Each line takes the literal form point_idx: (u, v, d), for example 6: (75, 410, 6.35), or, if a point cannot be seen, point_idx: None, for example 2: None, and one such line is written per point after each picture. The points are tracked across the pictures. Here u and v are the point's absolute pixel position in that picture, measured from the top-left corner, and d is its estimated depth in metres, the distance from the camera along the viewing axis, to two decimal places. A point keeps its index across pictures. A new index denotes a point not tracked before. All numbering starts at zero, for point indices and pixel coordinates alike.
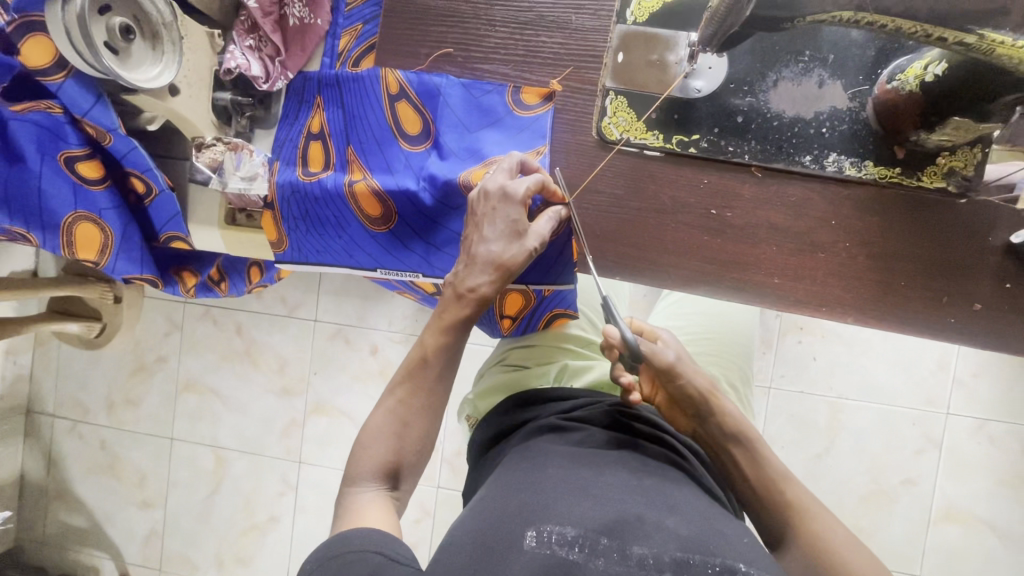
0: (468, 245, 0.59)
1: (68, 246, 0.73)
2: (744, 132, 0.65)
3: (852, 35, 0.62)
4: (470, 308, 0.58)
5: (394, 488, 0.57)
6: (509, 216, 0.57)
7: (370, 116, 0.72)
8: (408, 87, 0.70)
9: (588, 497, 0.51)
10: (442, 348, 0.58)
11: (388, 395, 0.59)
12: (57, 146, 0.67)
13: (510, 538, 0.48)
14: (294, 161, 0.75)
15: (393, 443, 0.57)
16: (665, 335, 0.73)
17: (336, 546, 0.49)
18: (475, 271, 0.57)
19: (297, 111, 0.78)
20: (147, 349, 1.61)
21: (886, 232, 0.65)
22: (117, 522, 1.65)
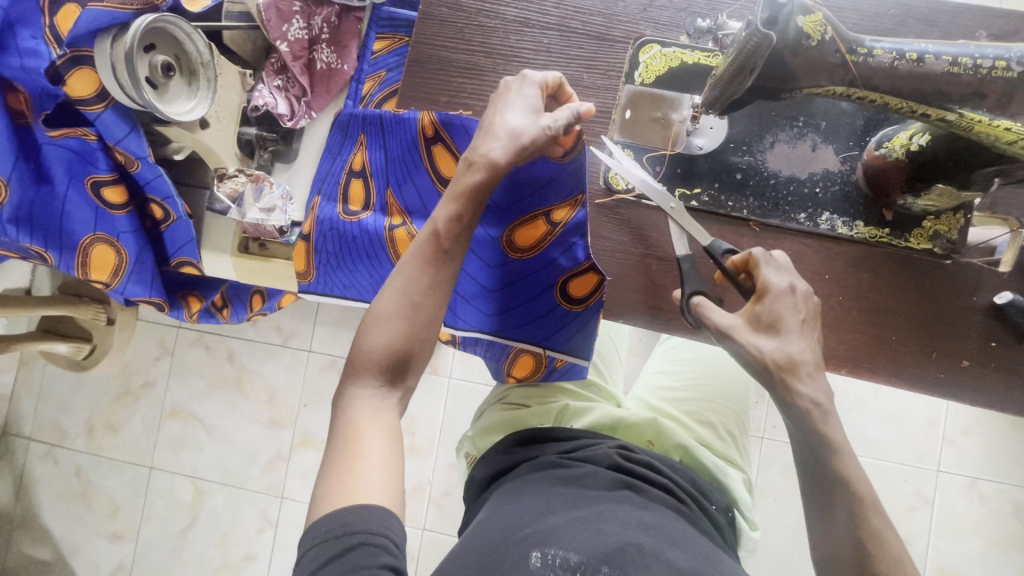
0: (486, 122, 0.58)
1: (82, 267, 0.73)
2: (743, 188, 0.69)
3: (843, 106, 0.68)
4: (480, 174, 0.55)
5: (399, 383, 0.53)
6: (528, 97, 0.58)
7: (409, 160, 0.71)
8: (443, 130, 0.67)
9: (593, 528, 0.53)
10: (453, 219, 0.55)
11: (395, 276, 0.54)
12: (85, 170, 0.70)
13: (516, 558, 0.51)
14: (335, 197, 0.76)
15: (400, 328, 0.52)
16: (773, 283, 0.51)
17: (335, 540, 0.44)
18: (491, 139, 0.56)
19: (341, 146, 0.77)
20: (135, 373, 1.59)
21: (875, 290, 0.69)
22: (83, 556, 1.58)
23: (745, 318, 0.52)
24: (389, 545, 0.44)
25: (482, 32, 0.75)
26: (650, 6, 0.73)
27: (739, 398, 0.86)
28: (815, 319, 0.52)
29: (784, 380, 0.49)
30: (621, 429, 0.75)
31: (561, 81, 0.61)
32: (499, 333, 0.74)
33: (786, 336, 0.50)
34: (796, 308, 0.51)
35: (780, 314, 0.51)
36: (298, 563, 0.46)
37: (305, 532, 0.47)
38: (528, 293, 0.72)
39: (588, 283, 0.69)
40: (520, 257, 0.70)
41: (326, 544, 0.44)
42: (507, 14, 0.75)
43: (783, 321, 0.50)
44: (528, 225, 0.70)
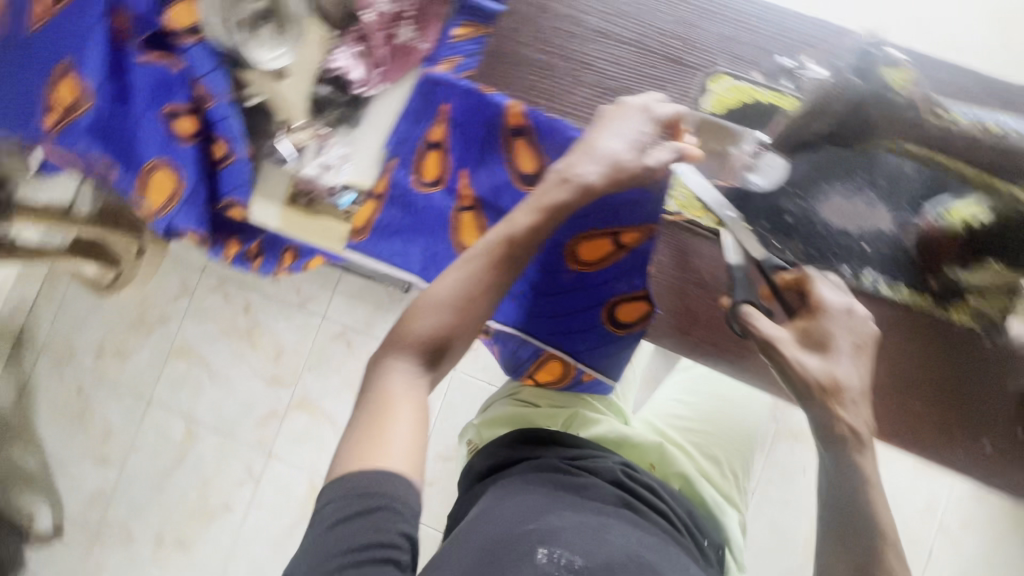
0: (585, 141, 0.59)
1: (140, 189, 0.76)
2: (791, 232, 0.69)
3: (906, 165, 0.65)
4: (569, 193, 0.56)
5: (435, 368, 0.51)
6: (632, 126, 0.58)
7: (489, 147, 0.75)
8: (529, 125, 0.73)
9: (599, 537, 0.54)
10: (532, 228, 0.54)
11: (459, 265, 0.53)
12: (166, 97, 0.72)
13: (523, 551, 0.52)
14: (409, 164, 0.77)
15: (453, 317, 0.51)
16: (829, 304, 0.56)
17: (357, 499, 0.44)
18: (585, 161, 0.57)
19: (420, 110, 0.76)
20: (153, 306, 1.62)
21: (907, 360, 0.68)
22: (69, 472, 1.61)
23: (794, 333, 0.56)
24: (406, 512, 0.44)
25: (562, 36, 0.77)
26: (731, 40, 0.73)
27: (755, 427, 0.87)
28: (867, 346, 0.56)
29: (825, 405, 0.53)
30: (625, 446, 0.76)
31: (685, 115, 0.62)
32: (528, 336, 0.73)
33: (834, 355, 0.54)
34: (850, 330, 0.55)
35: (832, 332, 0.55)
36: (314, 514, 0.45)
37: (326, 484, 0.46)
38: (578, 303, 0.71)
39: (638, 310, 0.70)
40: (580, 268, 0.70)
41: (347, 502, 0.44)
42: (588, 23, 0.76)
43: (834, 340, 0.55)
44: (595, 242, 0.68)
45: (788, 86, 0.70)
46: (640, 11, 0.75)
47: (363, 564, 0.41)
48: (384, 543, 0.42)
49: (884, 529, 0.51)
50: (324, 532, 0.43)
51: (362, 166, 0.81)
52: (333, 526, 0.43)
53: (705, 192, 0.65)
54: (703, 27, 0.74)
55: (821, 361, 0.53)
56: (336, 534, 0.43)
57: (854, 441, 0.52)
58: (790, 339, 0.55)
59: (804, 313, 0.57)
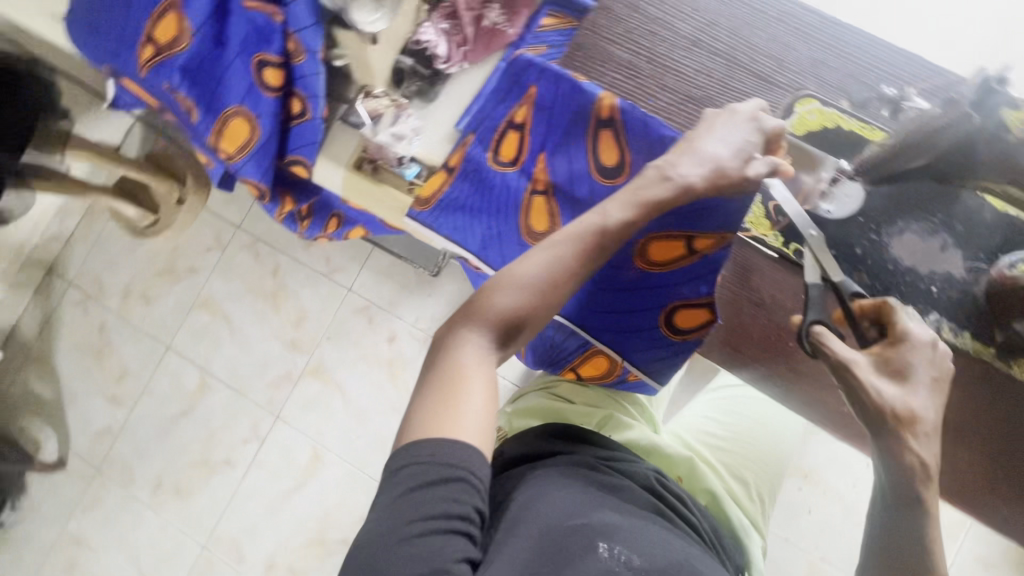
0: (689, 142, 0.62)
1: (217, 133, 0.78)
2: (859, 262, 0.69)
3: (987, 215, 0.66)
4: (669, 192, 0.59)
5: (507, 346, 0.53)
6: (738, 134, 0.61)
7: (572, 135, 0.75)
8: (619, 117, 0.71)
9: (653, 539, 0.54)
10: (625, 224, 0.57)
11: (540, 250, 0.55)
12: (258, 47, 0.72)
13: (584, 544, 0.51)
14: (487, 142, 0.78)
15: (530, 298, 0.53)
16: (915, 337, 0.55)
17: (434, 468, 0.45)
18: (688, 161, 0.60)
19: (507, 90, 0.77)
20: (183, 255, 1.63)
21: (959, 407, 0.67)
22: (79, 406, 1.63)
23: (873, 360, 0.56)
24: (479, 486, 0.46)
25: (652, 38, 0.77)
26: (821, 64, 0.73)
27: (786, 454, 0.86)
28: (944, 380, 0.55)
29: (895, 432, 0.53)
30: (654, 455, 0.76)
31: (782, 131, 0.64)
32: (582, 326, 0.75)
33: (912, 386, 0.54)
34: (930, 364, 0.55)
35: (911, 362, 0.54)
36: (388, 477, 0.46)
37: (400, 448, 0.47)
38: (639, 301, 0.72)
39: (699, 317, 0.71)
40: (647, 267, 0.70)
41: (424, 469, 0.45)
42: (681, 30, 0.76)
43: (912, 370, 0.54)
44: (667, 243, 0.69)
45: (885, 115, 0.69)
46: (734, 24, 0.75)
47: (438, 532, 0.43)
48: (459, 514, 0.44)
49: (934, 566, 0.52)
50: (398, 497, 0.44)
51: (432, 142, 0.82)
52: (409, 492, 0.44)
53: (790, 208, 0.64)
54: (794, 48, 0.74)
55: (899, 391, 0.54)
56: (412, 500, 0.44)
57: (922, 473, 0.53)
58: (869, 365, 0.55)
59: (884, 342, 0.57)
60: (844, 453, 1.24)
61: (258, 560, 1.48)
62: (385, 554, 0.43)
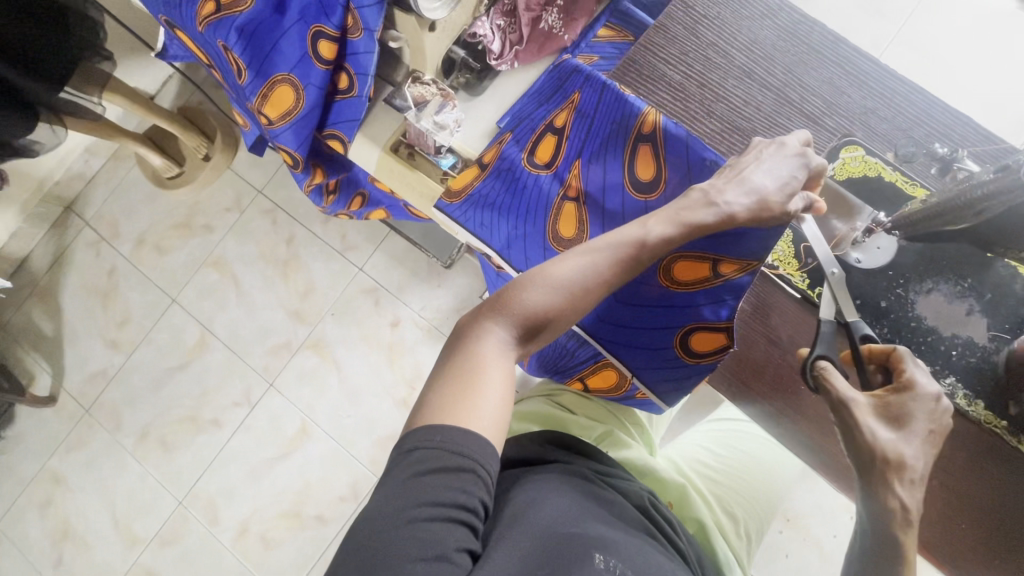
0: (737, 170, 0.62)
1: (263, 98, 0.77)
2: (881, 316, 0.68)
3: (1017, 286, 0.66)
4: (714, 217, 0.59)
5: (527, 344, 0.53)
6: (786, 168, 0.62)
7: (611, 144, 0.74)
8: (661, 134, 0.70)
9: (646, 559, 0.54)
10: (664, 240, 0.57)
11: (575, 255, 0.56)
12: (318, 18, 0.72)
13: (581, 552, 0.51)
14: (524, 143, 0.79)
15: (558, 301, 0.53)
16: (920, 387, 0.55)
17: (446, 455, 0.45)
18: (734, 189, 0.60)
19: (552, 93, 0.80)
20: (201, 212, 1.63)
21: (963, 475, 0.67)
22: (78, 346, 1.63)
23: (872, 402, 0.55)
24: (486, 479, 0.46)
25: (706, 64, 0.77)
26: (871, 113, 0.73)
27: (778, 494, 0.86)
28: (939, 435, 0.55)
29: (890, 481, 0.53)
30: (648, 478, 0.76)
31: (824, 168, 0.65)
32: (595, 336, 0.75)
33: (907, 434, 0.54)
34: (929, 417, 0.55)
35: (912, 411, 0.54)
36: (397, 458, 0.46)
37: (413, 430, 0.47)
38: (656, 318, 0.72)
39: (715, 342, 0.70)
40: (670, 286, 0.70)
41: (437, 455, 0.45)
42: (736, 59, 0.76)
43: (911, 419, 0.54)
44: (693, 262, 0.68)
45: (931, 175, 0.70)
46: (789, 61, 0.75)
47: (441, 519, 0.43)
48: (463, 504, 0.44)
49: None
50: (405, 480, 0.44)
51: (470, 137, 0.85)
52: (417, 476, 0.44)
53: (817, 242, 0.64)
54: (847, 93, 0.74)
55: (896, 438, 0.54)
56: (419, 485, 0.44)
57: (900, 518, 0.52)
58: (866, 406, 0.55)
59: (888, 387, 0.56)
60: (829, 502, 1.23)
61: (233, 523, 1.48)
62: (386, 536, 0.43)
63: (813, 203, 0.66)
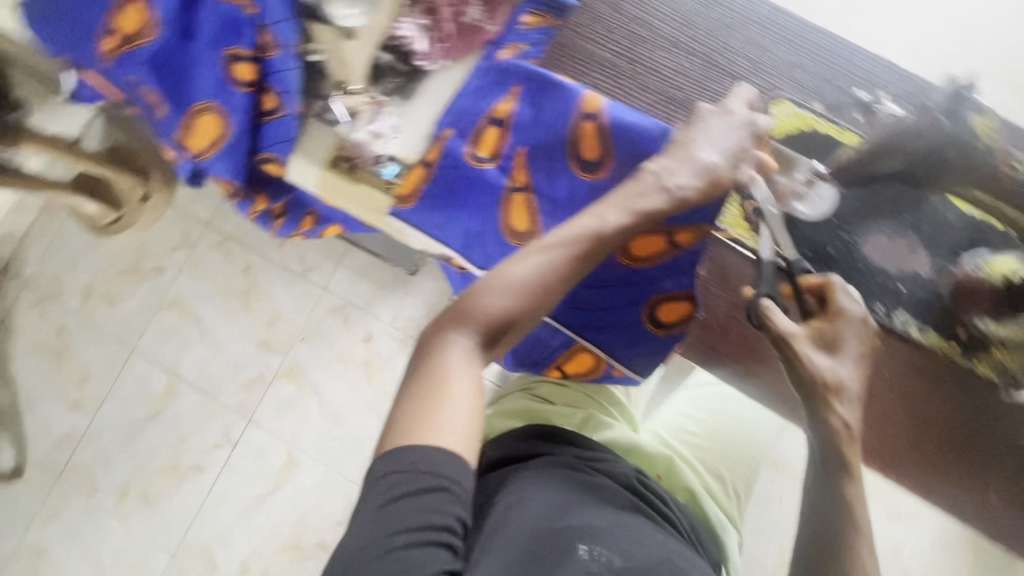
0: (683, 148, 0.61)
1: (184, 130, 0.74)
2: (832, 263, 0.70)
3: (949, 217, 0.69)
4: (667, 203, 0.58)
5: (491, 350, 0.53)
6: (733, 139, 0.61)
7: (555, 128, 0.74)
8: (603, 113, 0.72)
9: (632, 536, 0.55)
10: (621, 229, 0.57)
11: (532, 253, 0.55)
12: (229, 41, 0.70)
13: (564, 547, 0.52)
14: (466, 136, 0.78)
15: (518, 302, 0.53)
16: (850, 311, 0.57)
17: (417, 477, 0.44)
18: (684, 171, 0.59)
19: (491, 87, 0.78)
20: (149, 254, 1.56)
21: (926, 401, 0.70)
22: (36, 412, 1.54)
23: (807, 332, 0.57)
24: (464, 497, 0.45)
25: (633, 39, 0.77)
26: (797, 67, 0.75)
27: (761, 450, 0.88)
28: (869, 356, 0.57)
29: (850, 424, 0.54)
30: (634, 455, 0.76)
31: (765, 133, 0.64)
32: (566, 324, 0.75)
33: (841, 357, 0.56)
34: (859, 339, 0.57)
35: (842, 336, 0.56)
36: (370, 486, 0.45)
37: (382, 455, 0.46)
38: (620, 296, 0.72)
39: (680, 311, 0.71)
40: (631, 263, 0.70)
41: (409, 478, 0.44)
42: (662, 30, 0.77)
43: (842, 344, 0.56)
44: (648, 238, 0.68)
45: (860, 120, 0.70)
46: (712, 26, 0.76)
47: (422, 544, 0.43)
48: (441, 524, 0.44)
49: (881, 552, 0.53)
50: (380, 508, 0.44)
51: (411, 140, 0.79)
52: (391, 503, 0.44)
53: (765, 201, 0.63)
54: (771, 50, 0.75)
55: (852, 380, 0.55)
56: (395, 512, 0.43)
57: (845, 436, 0.53)
58: (803, 337, 0.56)
59: (821, 316, 0.58)
60: None
61: (231, 566, 1.43)
62: (367, 570, 0.42)
63: (761, 166, 0.65)
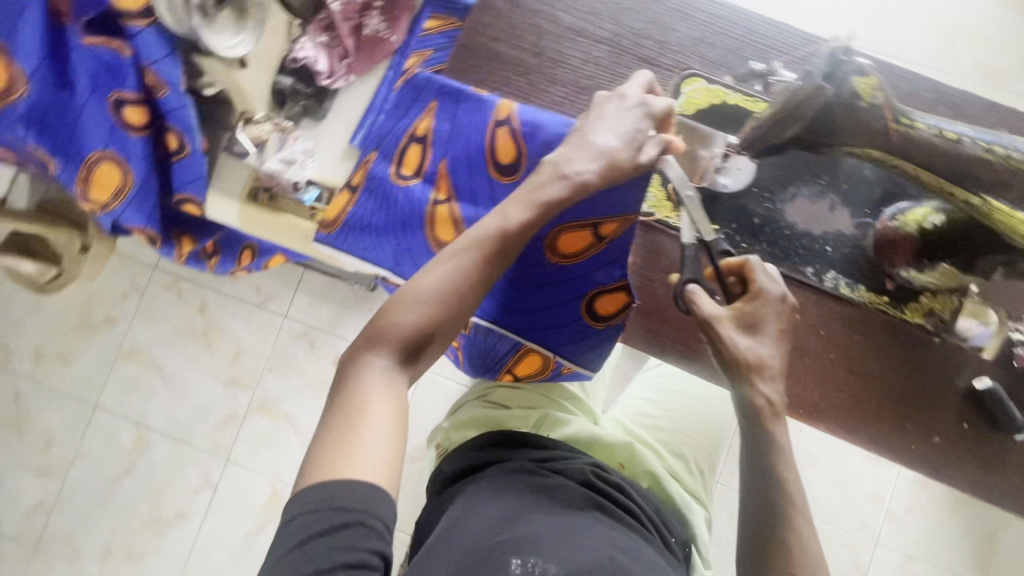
0: (580, 134, 0.59)
1: (82, 181, 0.71)
2: (758, 233, 0.71)
3: (865, 172, 0.70)
4: (563, 190, 0.57)
5: (413, 365, 0.52)
6: (627, 123, 0.59)
7: (472, 138, 0.72)
8: (516, 116, 0.70)
9: (571, 542, 0.54)
10: (524, 226, 0.56)
11: (443, 262, 0.54)
12: (111, 84, 0.69)
13: (497, 563, 0.52)
14: (390, 157, 0.76)
15: (433, 314, 0.52)
16: (769, 292, 0.57)
17: (327, 514, 0.43)
18: (581, 156, 0.58)
19: (409, 107, 0.76)
20: (97, 306, 1.50)
21: (865, 354, 0.71)
22: (2, 486, 1.48)
23: (732, 314, 0.56)
24: (381, 528, 0.44)
25: (536, 33, 0.76)
26: (702, 42, 0.75)
27: (722, 421, 0.89)
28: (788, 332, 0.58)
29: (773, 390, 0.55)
30: (596, 447, 0.76)
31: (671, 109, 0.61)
32: (507, 329, 0.73)
33: (761, 337, 0.56)
34: (778, 317, 0.57)
35: (764, 317, 0.56)
36: (282, 531, 0.44)
37: (295, 497, 0.45)
38: (557, 295, 0.71)
39: (617, 302, 0.71)
40: (559, 261, 0.69)
41: (320, 515, 0.43)
42: (563, 21, 0.76)
43: (764, 324, 0.56)
44: (574, 233, 0.68)
45: (760, 90, 0.71)
46: (613, 10, 0.75)
47: None
48: (355, 560, 0.42)
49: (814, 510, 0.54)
50: (291, 551, 0.42)
51: (326, 162, 0.80)
52: (303, 544, 0.42)
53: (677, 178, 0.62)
54: (675, 28, 0.75)
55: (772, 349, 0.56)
56: (307, 552, 0.42)
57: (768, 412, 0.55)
58: (727, 319, 0.56)
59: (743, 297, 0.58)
60: None
61: None
62: None
63: (671, 145, 0.60)
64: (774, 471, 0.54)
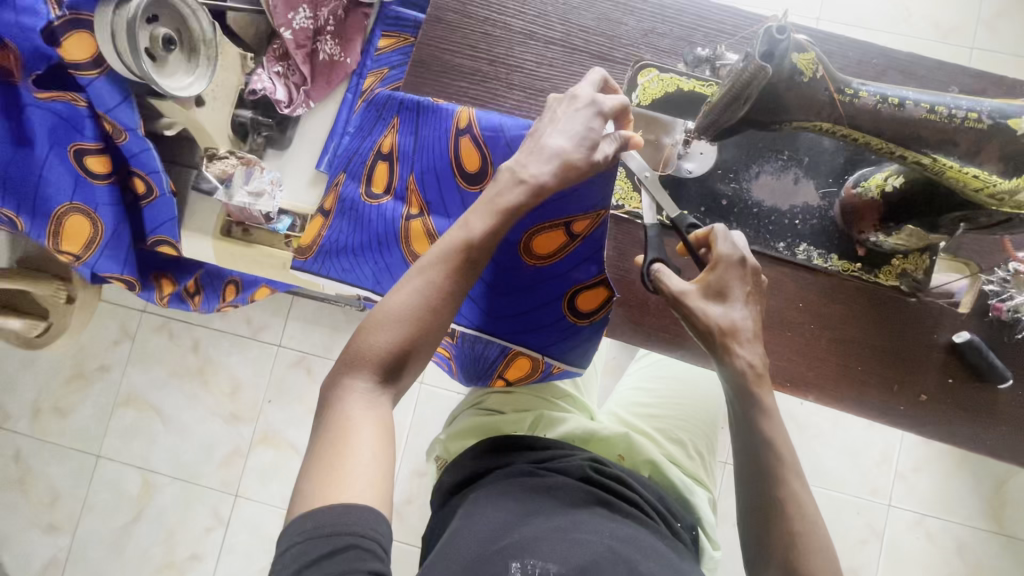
0: (536, 139, 0.60)
1: (54, 236, 0.73)
2: (727, 213, 0.72)
3: (824, 143, 0.72)
4: (524, 195, 0.57)
5: (394, 383, 0.53)
6: (579, 123, 0.59)
7: (437, 149, 0.72)
8: (476, 123, 0.70)
9: (569, 540, 0.55)
10: (489, 233, 0.56)
11: (412, 278, 0.55)
12: (71, 136, 0.69)
13: (497, 568, 0.52)
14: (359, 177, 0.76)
15: (407, 331, 0.52)
16: (724, 255, 0.57)
17: (322, 540, 0.43)
18: (536, 161, 0.58)
19: (373, 124, 0.77)
20: (90, 356, 1.50)
21: (845, 321, 0.72)
22: (13, 547, 1.47)
23: (697, 286, 0.57)
24: (378, 550, 0.44)
25: (488, 40, 0.77)
26: (652, 33, 0.76)
27: (717, 404, 0.90)
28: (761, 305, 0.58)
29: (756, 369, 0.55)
30: (592, 441, 0.76)
31: (625, 106, 0.61)
32: (493, 335, 0.73)
33: (730, 302, 0.56)
34: (743, 279, 0.57)
35: (727, 282, 0.57)
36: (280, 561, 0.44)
37: (290, 525, 0.45)
38: (538, 296, 0.72)
39: (597, 298, 0.72)
40: (536, 263, 0.70)
41: (314, 543, 0.43)
42: (513, 26, 0.76)
43: (729, 290, 0.57)
44: (549, 234, 0.69)
45: (709, 76, 0.72)
46: (562, 10, 0.76)
47: None
48: None
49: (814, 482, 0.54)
50: None
51: (296, 190, 0.81)
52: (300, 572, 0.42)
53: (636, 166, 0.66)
54: (623, 22, 0.76)
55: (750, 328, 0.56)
56: None
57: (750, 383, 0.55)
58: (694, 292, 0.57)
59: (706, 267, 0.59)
60: None
61: None
62: None
63: (628, 141, 0.61)
64: (765, 448, 0.54)
